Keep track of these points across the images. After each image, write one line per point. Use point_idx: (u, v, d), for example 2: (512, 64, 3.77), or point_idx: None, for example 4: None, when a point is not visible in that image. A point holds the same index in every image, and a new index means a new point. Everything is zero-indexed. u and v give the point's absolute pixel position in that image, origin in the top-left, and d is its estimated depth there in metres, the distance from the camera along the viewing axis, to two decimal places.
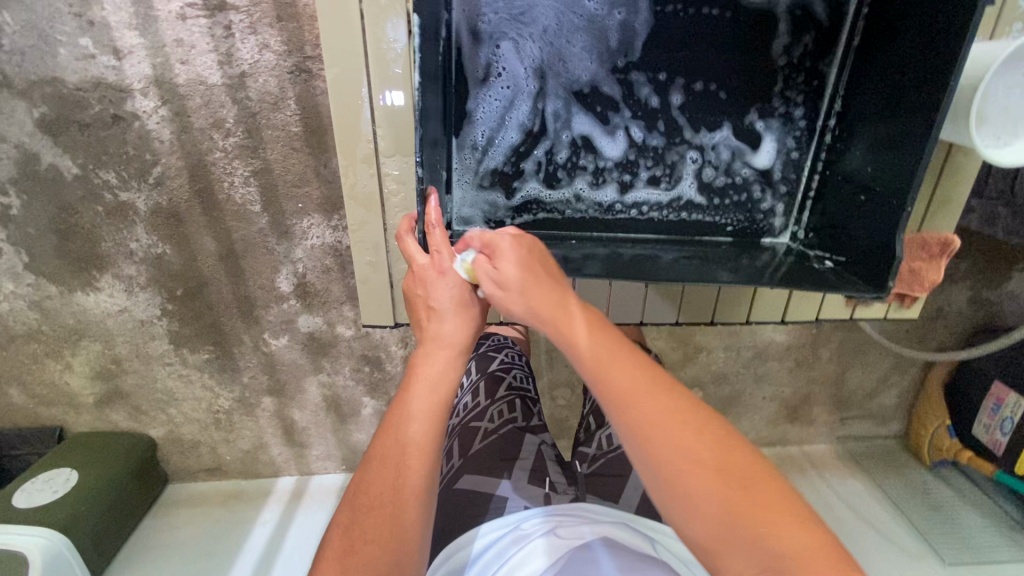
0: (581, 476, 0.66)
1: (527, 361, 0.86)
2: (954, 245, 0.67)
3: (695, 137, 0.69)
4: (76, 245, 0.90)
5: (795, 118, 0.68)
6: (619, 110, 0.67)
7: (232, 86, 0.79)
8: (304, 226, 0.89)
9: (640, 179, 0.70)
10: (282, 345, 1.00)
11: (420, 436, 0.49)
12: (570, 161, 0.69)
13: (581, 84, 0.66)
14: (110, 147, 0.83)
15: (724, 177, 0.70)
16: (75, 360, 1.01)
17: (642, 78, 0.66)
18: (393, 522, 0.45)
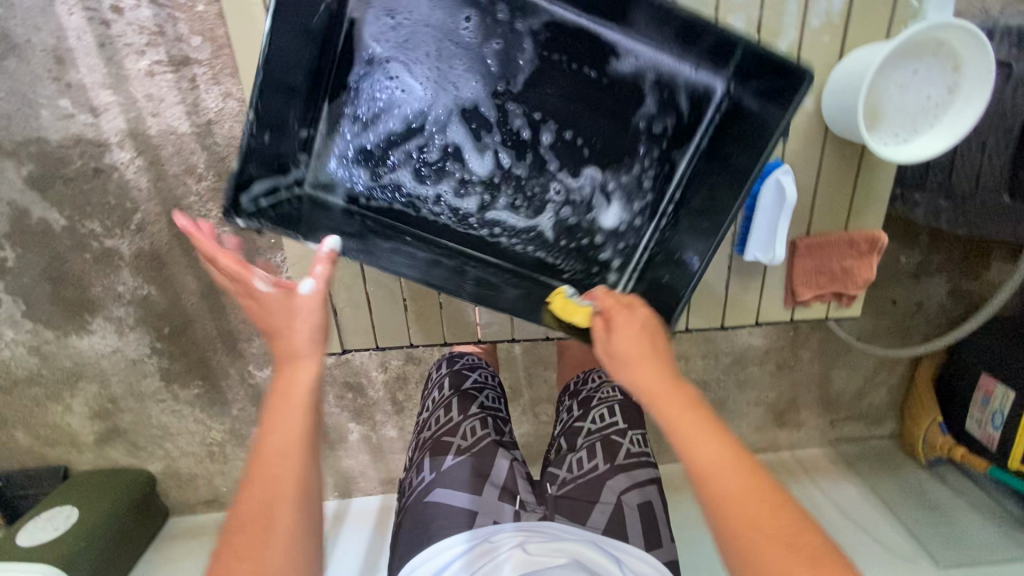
0: (549, 498, 0.66)
1: (499, 381, 0.83)
2: (881, 241, 0.69)
3: (560, 175, 0.70)
4: (69, 291, 0.95)
5: (648, 170, 0.70)
6: (492, 132, 0.68)
7: (200, 134, 0.84)
8: (279, 261, 0.93)
9: (505, 214, 0.71)
10: (267, 376, 1.03)
11: (275, 447, 0.46)
12: (444, 185, 0.70)
13: (464, 102, 0.67)
14: (93, 198, 0.88)
15: (577, 217, 0.72)
16: (74, 401, 1.06)
17: (517, 109, 0.67)
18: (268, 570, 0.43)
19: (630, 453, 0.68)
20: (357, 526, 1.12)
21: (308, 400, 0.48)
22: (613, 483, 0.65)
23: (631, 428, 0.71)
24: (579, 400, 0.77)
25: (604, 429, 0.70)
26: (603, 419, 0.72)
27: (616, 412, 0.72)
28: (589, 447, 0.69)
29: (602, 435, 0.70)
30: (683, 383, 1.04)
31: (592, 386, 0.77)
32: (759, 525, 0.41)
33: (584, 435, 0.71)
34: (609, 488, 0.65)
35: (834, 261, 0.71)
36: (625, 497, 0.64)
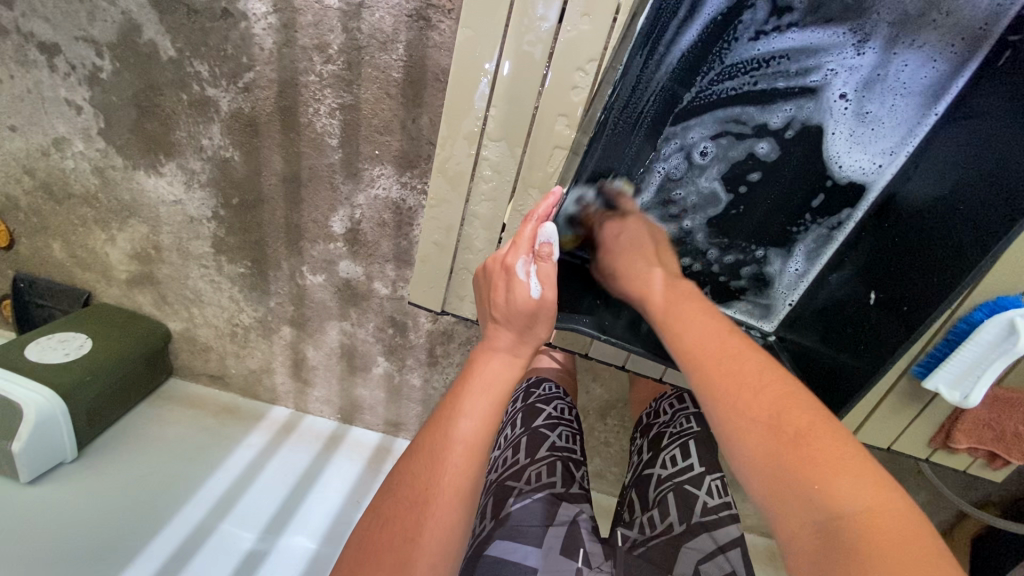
0: (619, 556, 0.61)
1: (574, 418, 0.80)
2: None
3: (720, 157, 0.61)
4: (152, 125, 0.89)
5: (734, 256, 0.68)
6: (784, 82, 0.56)
7: (346, 14, 0.75)
8: (374, 174, 0.86)
9: (659, 168, 0.62)
10: (317, 283, 0.98)
11: (470, 433, 0.47)
12: (697, 96, 0.57)
13: (807, 67, 0.55)
14: (211, 40, 0.81)
15: (669, 184, 0.63)
16: (120, 235, 1.01)
17: (805, 113, 0.58)
18: (417, 519, 0.43)
19: (708, 508, 0.64)
20: (350, 457, 1.10)
21: (504, 392, 0.50)
22: (692, 546, 0.60)
23: (710, 475, 0.67)
24: (650, 441, 0.77)
25: (676, 479, 0.68)
26: (675, 465, 0.70)
27: (694, 456, 0.70)
28: (661, 502, 0.66)
29: (674, 486, 0.67)
30: None
31: (665, 423, 0.77)
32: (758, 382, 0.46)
33: (655, 485, 0.69)
34: (688, 550, 0.60)
35: (1011, 423, 0.61)
36: (703, 566, 0.59)
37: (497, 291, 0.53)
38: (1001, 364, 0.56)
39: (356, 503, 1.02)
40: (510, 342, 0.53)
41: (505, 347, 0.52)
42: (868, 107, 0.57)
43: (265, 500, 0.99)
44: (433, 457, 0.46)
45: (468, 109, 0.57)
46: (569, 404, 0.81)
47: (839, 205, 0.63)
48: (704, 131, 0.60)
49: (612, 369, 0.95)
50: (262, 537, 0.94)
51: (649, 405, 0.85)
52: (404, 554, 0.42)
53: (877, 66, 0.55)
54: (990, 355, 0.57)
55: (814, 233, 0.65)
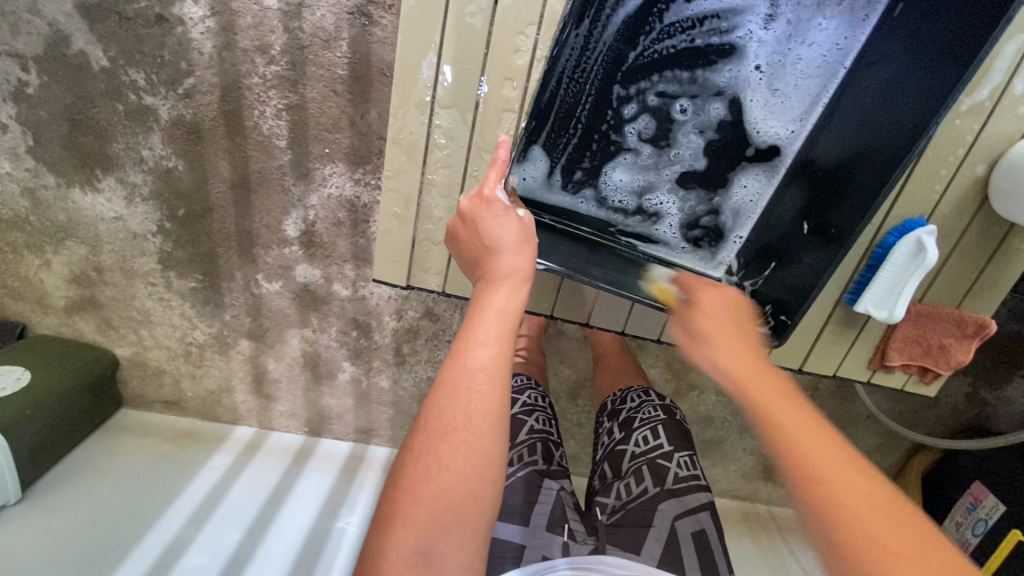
0: (601, 527, 0.57)
1: (550, 404, 0.72)
2: (990, 329, 0.65)
3: (670, 113, 0.64)
4: (86, 139, 0.86)
5: (687, 210, 0.69)
6: (717, 40, 0.60)
7: (287, 14, 0.76)
8: (326, 173, 0.86)
9: (613, 127, 0.64)
10: (274, 291, 0.96)
11: (487, 362, 0.43)
12: (640, 53, 0.60)
13: (735, 25, 0.60)
14: (146, 47, 0.80)
15: (624, 140, 0.65)
16: (55, 259, 0.96)
17: (737, 72, 0.62)
18: (443, 452, 0.41)
19: (679, 478, 0.59)
20: (321, 467, 1.06)
21: (515, 319, 0.46)
22: (665, 509, 0.56)
23: (678, 450, 0.62)
24: (619, 421, 0.69)
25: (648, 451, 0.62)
26: (646, 442, 0.63)
27: (660, 434, 0.63)
28: (635, 472, 0.61)
29: (647, 458, 0.61)
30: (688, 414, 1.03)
31: (633, 408, 0.69)
32: (828, 459, 0.41)
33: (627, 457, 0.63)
34: (661, 513, 0.56)
35: (935, 336, 0.67)
36: (678, 524, 0.56)
37: (482, 226, 0.51)
38: (919, 275, 0.63)
39: (331, 513, 0.98)
40: (512, 269, 0.48)
41: (508, 273, 0.48)
42: (788, 70, 0.62)
43: (235, 520, 0.94)
44: (455, 385, 0.42)
45: (415, 80, 0.58)
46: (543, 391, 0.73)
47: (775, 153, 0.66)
48: (651, 88, 0.62)
49: (579, 349, 0.97)
50: (240, 545, 0.90)
51: (614, 392, 0.77)
52: (436, 482, 0.40)
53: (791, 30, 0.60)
54: (905, 271, 0.63)
55: (756, 179, 0.68)
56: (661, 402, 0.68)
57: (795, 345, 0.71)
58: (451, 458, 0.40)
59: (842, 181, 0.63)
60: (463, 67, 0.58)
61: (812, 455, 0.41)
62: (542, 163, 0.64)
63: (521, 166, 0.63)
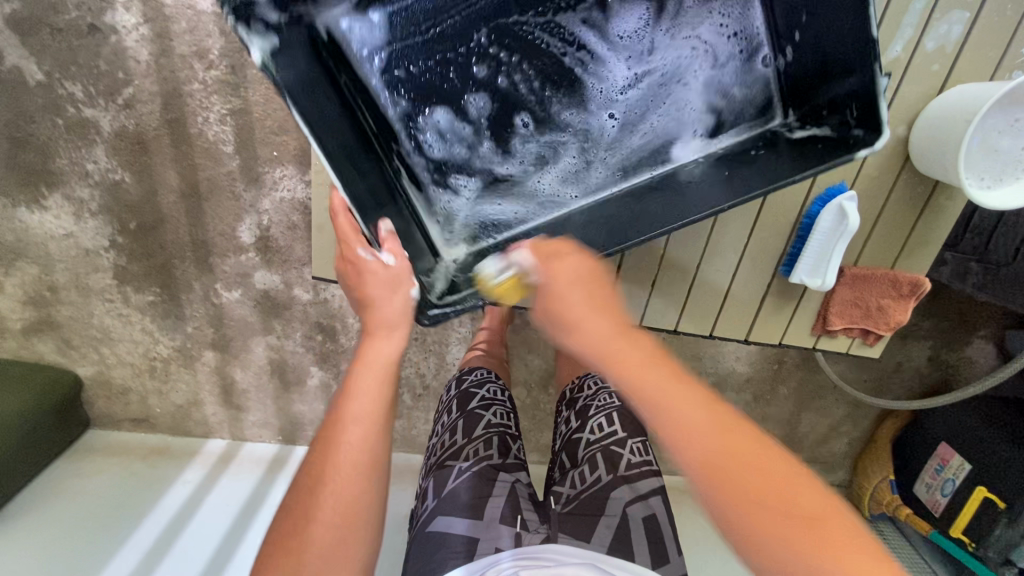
0: (553, 515, 0.56)
1: (510, 398, 0.70)
2: (924, 288, 0.66)
3: (516, 98, 0.62)
4: (28, 156, 0.84)
5: (507, 215, 0.65)
6: (596, 43, 0.61)
7: (222, 17, 0.76)
8: (276, 176, 0.85)
9: (461, 77, 0.61)
10: (234, 299, 0.95)
11: (361, 411, 0.47)
12: (522, 26, 0.60)
13: (624, 33, 0.61)
14: (81, 58, 0.78)
15: (457, 91, 0.61)
16: (8, 281, 0.94)
17: (586, 99, 0.63)
18: (317, 495, 0.45)
19: (631, 465, 0.60)
20: (295, 476, 1.06)
21: (390, 368, 0.49)
22: (617, 495, 0.56)
23: (631, 437, 0.62)
24: (575, 410, 0.68)
25: (604, 438, 0.62)
26: (600, 429, 0.63)
27: (614, 420, 0.63)
28: (590, 460, 0.61)
29: (602, 445, 0.61)
30: None
31: (589, 395, 0.69)
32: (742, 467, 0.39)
33: (583, 446, 0.63)
34: (614, 499, 0.56)
35: (873, 298, 0.68)
36: (630, 510, 0.56)
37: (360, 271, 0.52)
38: (844, 243, 0.64)
39: None
40: (387, 317, 0.50)
41: (380, 323, 0.50)
42: (641, 117, 0.64)
43: (208, 536, 0.94)
44: (335, 432, 0.47)
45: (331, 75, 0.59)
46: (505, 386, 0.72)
47: (586, 183, 0.64)
48: (514, 56, 0.61)
49: (545, 338, 0.97)
50: (215, 554, 0.92)
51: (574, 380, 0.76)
52: (311, 527, 0.44)
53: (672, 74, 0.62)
54: (831, 239, 0.64)
55: (538, 206, 0.65)
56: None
57: (743, 315, 0.72)
58: (320, 510, 0.45)
59: (642, 215, 0.60)
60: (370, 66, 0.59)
61: (714, 471, 0.39)
62: (380, 43, 0.59)
63: (361, 36, 0.58)
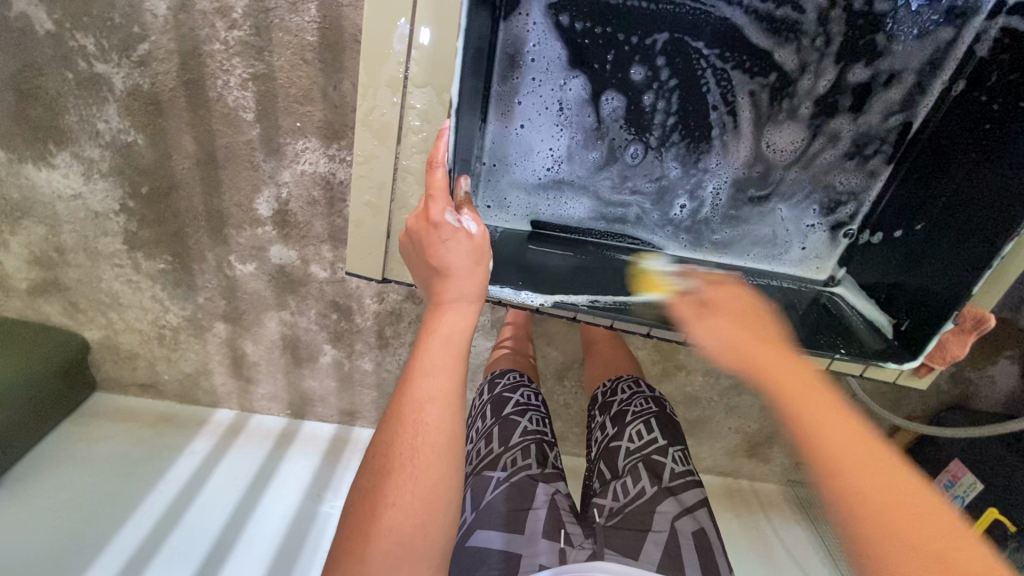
0: (598, 527, 0.54)
1: (543, 401, 0.69)
2: (989, 323, 0.61)
3: (638, 127, 0.68)
4: (35, 111, 0.79)
5: (560, 209, 0.73)
6: (728, 117, 0.68)
7: None
8: (298, 149, 0.81)
9: (606, 91, 0.66)
10: (248, 273, 0.92)
11: (437, 391, 0.44)
12: (680, 78, 0.65)
13: (760, 124, 0.68)
14: (94, 8, 0.72)
15: (597, 89, 0.66)
16: (13, 240, 0.91)
17: (675, 166, 0.71)
18: (396, 478, 0.42)
19: (675, 474, 0.58)
20: (305, 451, 1.06)
21: (465, 342, 0.47)
22: (664, 508, 0.55)
23: (672, 445, 0.61)
24: (610, 416, 0.67)
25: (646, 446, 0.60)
26: (639, 437, 0.62)
27: (653, 428, 0.62)
28: (633, 471, 0.59)
29: (644, 454, 0.60)
30: (676, 394, 1.03)
31: (624, 400, 0.68)
32: (798, 381, 0.45)
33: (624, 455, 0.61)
34: (661, 513, 0.55)
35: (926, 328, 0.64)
36: (679, 523, 0.54)
37: (432, 249, 0.51)
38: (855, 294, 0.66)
39: (316, 497, 1.00)
40: (461, 292, 0.49)
41: (456, 297, 0.49)
42: (703, 209, 0.73)
43: (214, 510, 0.95)
44: (405, 415, 0.43)
45: (388, 50, 0.53)
46: (537, 391, 0.70)
47: (630, 219, 0.74)
48: (671, 81, 0.65)
49: (567, 332, 0.94)
50: (228, 523, 0.94)
51: (603, 382, 0.76)
52: (384, 521, 0.40)
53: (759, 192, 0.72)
54: None
55: (589, 217, 0.74)
56: (652, 394, 0.67)
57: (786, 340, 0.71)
58: (397, 495, 0.41)
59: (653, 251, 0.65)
60: (437, 52, 0.53)
61: (754, 356, 0.48)
62: None
63: None
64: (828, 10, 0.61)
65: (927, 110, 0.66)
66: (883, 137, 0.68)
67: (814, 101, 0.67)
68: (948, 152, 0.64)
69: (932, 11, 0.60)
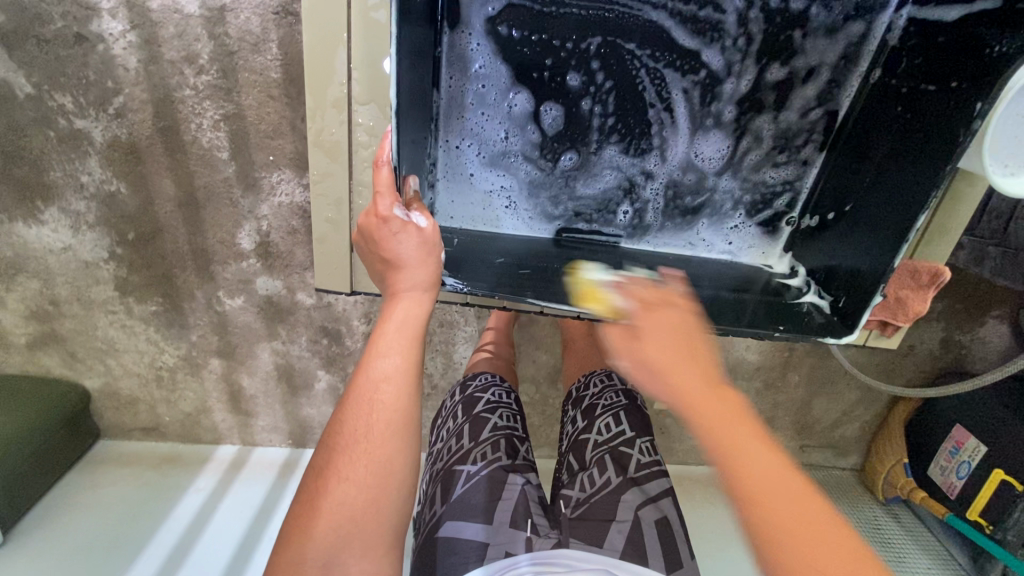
0: (564, 520, 0.55)
1: (516, 399, 0.70)
2: (944, 276, 0.65)
3: (576, 131, 0.69)
4: (21, 170, 0.83)
5: (502, 217, 0.73)
6: (663, 119, 0.69)
7: (210, 20, 0.74)
8: (273, 182, 0.84)
9: (540, 100, 0.67)
10: (237, 306, 0.94)
11: (394, 371, 0.47)
12: (610, 83, 0.66)
13: (695, 125, 0.69)
14: (70, 68, 0.77)
15: (533, 96, 0.67)
16: (10, 297, 0.94)
17: (611, 173, 0.72)
18: (350, 455, 0.44)
19: (641, 465, 0.58)
20: None
21: (420, 327, 0.50)
22: (628, 498, 0.55)
23: (639, 436, 0.61)
24: (581, 410, 0.68)
25: (612, 438, 0.61)
26: (608, 429, 0.62)
27: (622, 419, 0.63)
28: (600, 461, 0.59)
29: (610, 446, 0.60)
30: None
31: (594, 394, 0.68)
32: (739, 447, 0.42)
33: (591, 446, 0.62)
34: (624, 503, 0.55)
35: (892, 289, 0.69)
36: (642, 512, 0.54)
37: (384, 244, 0.53)
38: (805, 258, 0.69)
39: None
40: (412, 280, 0.51)
41: (409, 286, 0.51)
42: (644, 211, 0.74)
43: (219, 546, 0.96)
44: (360, 396, 0.46)
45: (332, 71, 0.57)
46: (509, 388, 0.71)
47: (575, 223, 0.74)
48: (607, 83, 0.66)
49: (552, 335, 0.96)
50: (234, 557, 0.95)
51: (580, 378, 0.76)
52: (336, 494, 0.43)
53: (696, 192, 0.73)
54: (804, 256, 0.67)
55: (531, 222, 0.74)
56: (624, 387, 0.68)
57: None
58: (351, 470, 0.43)
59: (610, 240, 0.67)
60: (374, 68, 0.57)
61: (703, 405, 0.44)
62: None
63: None
64: (748, 10, 0.62)
65: (849, 100, 0.67)
66: (809, 129, 0.69)
67: (739, 100, 0.68)
68: (870, 137, 0.66)
69: (848, 7, 0.62)
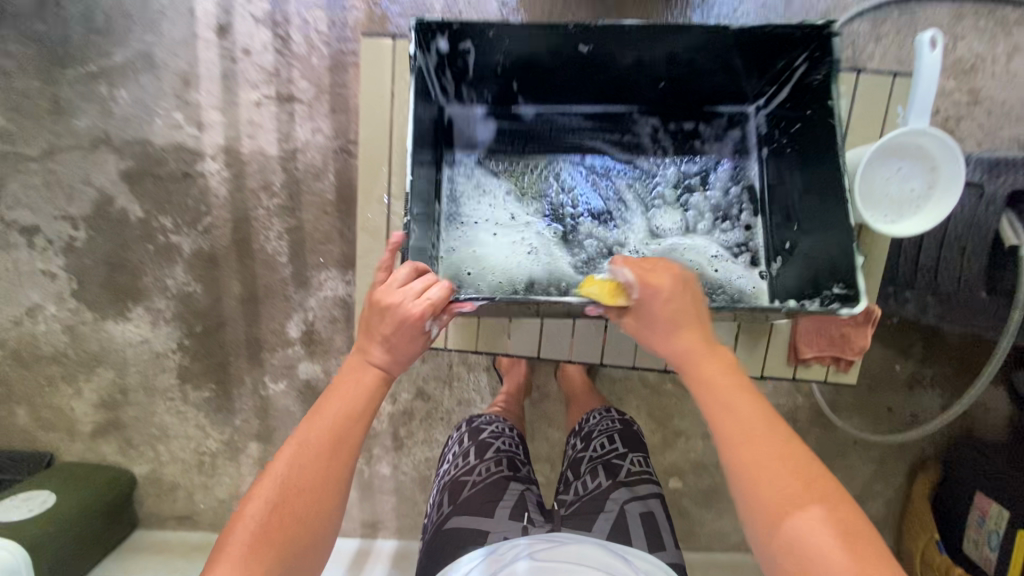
0: (557, 515, 0.61)
1: (517, 433, 0.75)
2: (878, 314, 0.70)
3: (564, 229, 0.77)
4: (121, 277, 1.03)
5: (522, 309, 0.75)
6: (632, 208, 0.77)
7: (285, 158, 0.97)
8: (321, 279, 1.01)
9: (523, 210, 0.77)
10: (279, 390, 1.06)
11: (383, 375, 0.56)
12: (576, 185, 0.78)
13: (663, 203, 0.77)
14: (174, 197, 1.00)
15: (517, 207, 0.78)
16: (87, 386, 1.08)
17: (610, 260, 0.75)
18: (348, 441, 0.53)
19: (631, 472, 0.64)
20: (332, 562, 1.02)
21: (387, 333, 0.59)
22: (617, 495, 0.61)
23: (631, 451, 0.67)
24: (580, 434, 0.74)
25: (604, 451, 0.68)
26: (603, 447, 0.69)
27: (617, 439, 0.69)
28: (592, 469, 0.66)
29: (603, 457, 0.67)
30: (682, 463, 1.06)
31: (591, 422, 0.74)
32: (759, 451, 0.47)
33: (587, 460, 0.68)
34: (613, 500, 0.61)
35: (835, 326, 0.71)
36: (628, 506, 0.60)
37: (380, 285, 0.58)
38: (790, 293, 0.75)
39: None
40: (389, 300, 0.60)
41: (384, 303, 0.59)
42: None
43: None
44: (356, 393, 0.55)
45: (379, 171, 0.76)
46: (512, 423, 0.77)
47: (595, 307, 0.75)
48: (575, 184, 0.78)
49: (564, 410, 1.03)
50: None
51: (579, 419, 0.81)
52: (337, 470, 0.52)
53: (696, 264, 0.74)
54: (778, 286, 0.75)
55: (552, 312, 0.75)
56: (620, 416, 0.74)
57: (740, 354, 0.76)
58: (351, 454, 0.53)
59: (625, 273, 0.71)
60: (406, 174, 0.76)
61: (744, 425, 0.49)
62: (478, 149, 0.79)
63: (466, 117, 0.79)
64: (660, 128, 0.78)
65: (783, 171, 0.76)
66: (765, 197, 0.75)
67: (690, 186, 0.77)
68: None
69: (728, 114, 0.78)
